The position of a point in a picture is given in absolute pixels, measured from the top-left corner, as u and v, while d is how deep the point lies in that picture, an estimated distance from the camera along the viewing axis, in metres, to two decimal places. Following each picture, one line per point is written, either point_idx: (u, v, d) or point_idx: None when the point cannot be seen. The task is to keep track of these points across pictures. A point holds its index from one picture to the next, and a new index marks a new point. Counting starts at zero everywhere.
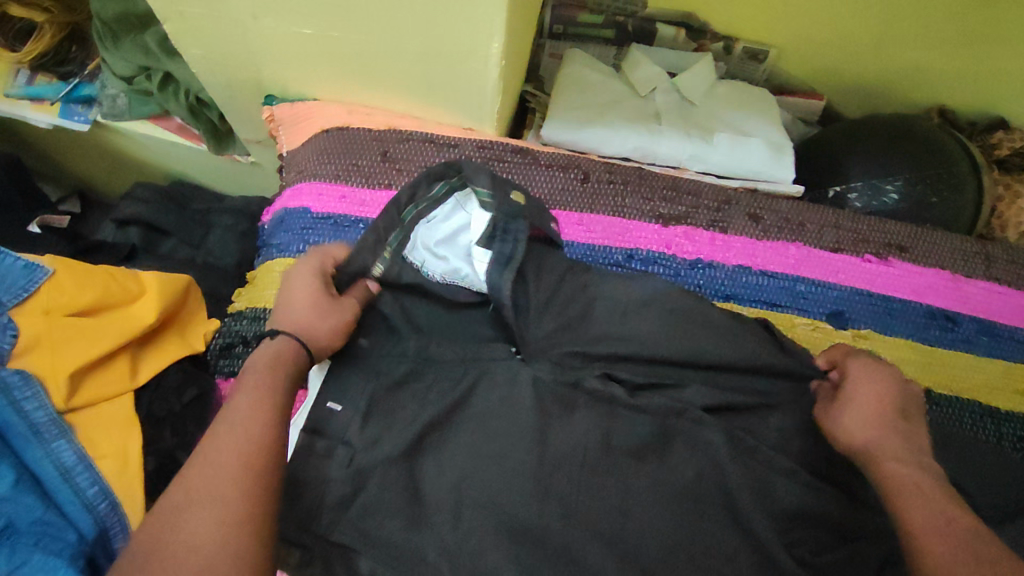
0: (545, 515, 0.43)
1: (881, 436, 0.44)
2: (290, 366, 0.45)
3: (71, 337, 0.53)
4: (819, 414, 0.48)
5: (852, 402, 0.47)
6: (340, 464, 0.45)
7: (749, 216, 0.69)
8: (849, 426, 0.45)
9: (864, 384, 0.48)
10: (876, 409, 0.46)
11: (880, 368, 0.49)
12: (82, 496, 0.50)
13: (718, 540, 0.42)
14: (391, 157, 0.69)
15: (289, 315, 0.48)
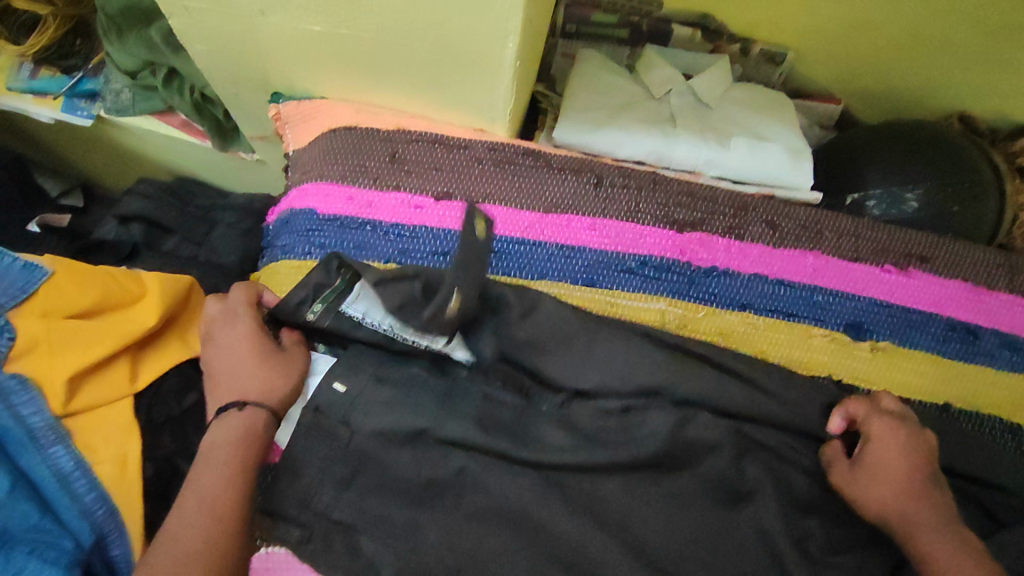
0: (546, 502, 0.52)
1: (906, 504, 0.52)
2: (258, 436, 0.52)
3: (69, 340, 0.52)
4: (838, 477, 0.56)
5: (876, 467, 0.54)
6: (342, 443, 0.53)
7: (767, 223, 0.67)
8: (875, 497, 0.53)
9: (888, 452, 0.55)
10: (897, 481, 0.53)
11: (898, 434, 0.55)
12: (80, 502, 0.49)
13: (702, 523, 0.52)
14: (400, 158, 0.67)
15: (247, 387, 0.54)
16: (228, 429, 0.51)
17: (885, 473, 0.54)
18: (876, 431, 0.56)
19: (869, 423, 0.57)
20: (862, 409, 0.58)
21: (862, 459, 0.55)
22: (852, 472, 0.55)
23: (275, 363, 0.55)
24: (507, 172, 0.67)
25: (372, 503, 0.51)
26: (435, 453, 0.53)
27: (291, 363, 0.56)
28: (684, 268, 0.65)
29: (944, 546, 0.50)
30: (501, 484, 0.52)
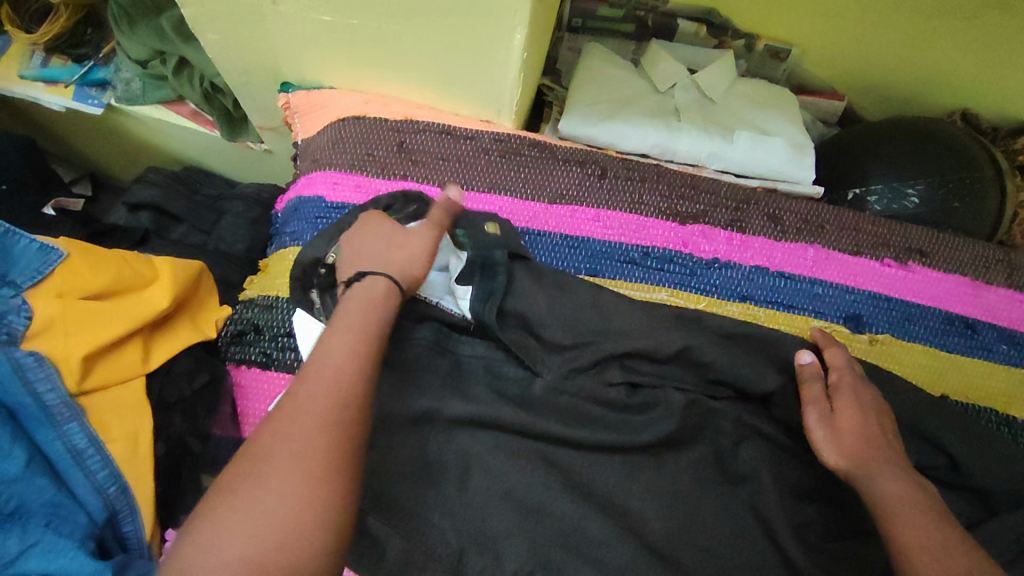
0: (546, 486, 0.53)
1: (869, 450, 0.52)
2: (384, 307, 0.49)
3: (84, 319, 0.52)
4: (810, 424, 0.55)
5: (842, 415, 0.54)
6: None
7: (768, 217, 0.68)
8: (847, 447, 0.52)
9: (854, 400, 0.55)
10: (864, 430, 0.53)
11: (862, 388, 0.56)
12: (93, 479, 0.50)
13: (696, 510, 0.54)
14: (407, 148, 0.68)
15: (375, 258, 0.52)
16: (355, 293, 0.49)
17: (851, 418, 0.54)
18: (843, 382, 0.57)
19: (839, 375, 0.57)
20: (837, 359, 0.58)
21: (832, 406, 0.55)
22: (825, 414, 0.54)
23: (409, 237, 0.54)
24: (513, 163, 0.68)
25: (378, 483, 0.52)
26: (440, 435, 0.54)
27: (424, 240, 0.54)
28: (685, 259, 0.66)
29: (905, 491, 0.48)
30: (503, 467, 0.53)
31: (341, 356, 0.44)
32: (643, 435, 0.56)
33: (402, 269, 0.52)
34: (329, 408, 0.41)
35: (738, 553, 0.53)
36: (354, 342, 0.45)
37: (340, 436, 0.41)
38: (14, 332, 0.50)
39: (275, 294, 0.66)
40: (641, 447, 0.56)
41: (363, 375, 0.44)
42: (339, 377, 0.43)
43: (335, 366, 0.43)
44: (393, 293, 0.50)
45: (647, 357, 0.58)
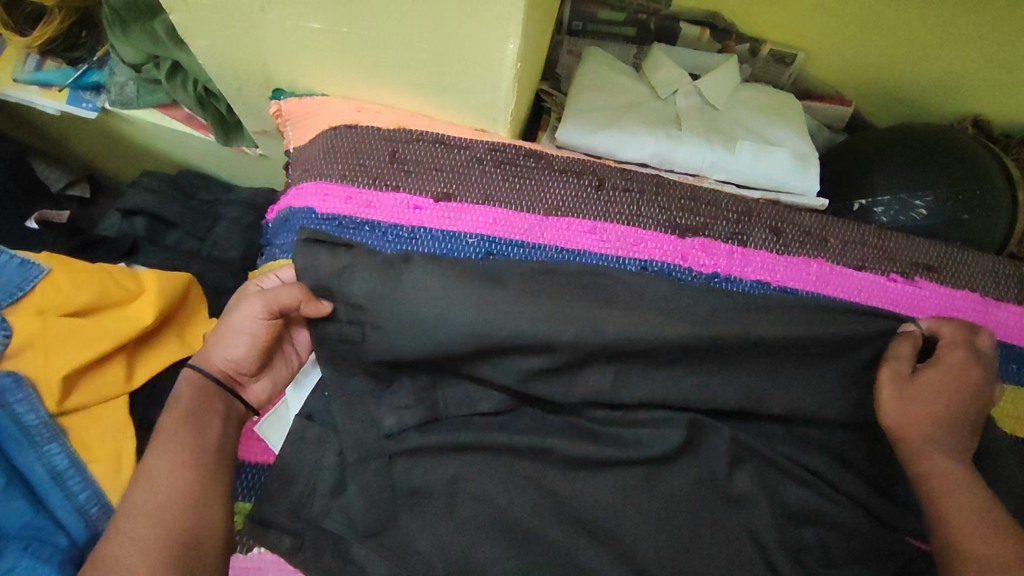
0: (534, 513, 0.53)
1: (937, 429, 0.51)
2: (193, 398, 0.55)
3: (65, 337, 0.52)
4: (889, 378, 0.55)
5: (924, 387, 0.53)
6: (332, 455, 0.55)
7: (771, 229, 0.66)
8: (914, 413, 0.53)
9: (942, 377, 0.53)
10: (939, 405, 0.52)
11: (971, 369, 0.54)
12: (74, 500, 0.49)
13: (688, 536, 0.53)
14: (400, 158, 0.66)
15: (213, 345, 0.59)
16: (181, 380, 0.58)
17: (935, 390, 0.53)
18: (951, 357, 0.54)
19: (950, 350, 0.55)
20: (954, 334, 0.56)
21: (920, 374, 0.54)
22: (906, 378, 0.54)
23: (225, 324, 0.57)
24: (507, 175, 0.66)
25: (364, 509, 0.52)
26: (426, 460, 0.55)
27: (238, 322, 0.56)
28: (685, 274, 0.64)
29: (955, 472, 0.50)
30: (490, 490, 0.54)
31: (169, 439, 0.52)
32: (630, 448, 0.56)
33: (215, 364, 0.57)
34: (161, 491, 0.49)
35: None
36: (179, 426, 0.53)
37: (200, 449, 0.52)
38: None
39: None
40: (629, 461, 0.56)
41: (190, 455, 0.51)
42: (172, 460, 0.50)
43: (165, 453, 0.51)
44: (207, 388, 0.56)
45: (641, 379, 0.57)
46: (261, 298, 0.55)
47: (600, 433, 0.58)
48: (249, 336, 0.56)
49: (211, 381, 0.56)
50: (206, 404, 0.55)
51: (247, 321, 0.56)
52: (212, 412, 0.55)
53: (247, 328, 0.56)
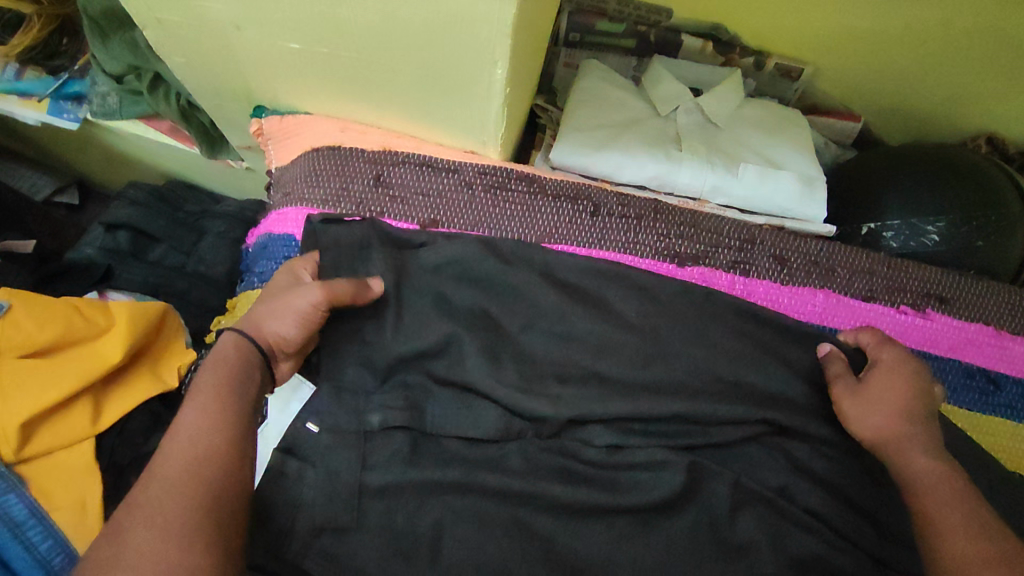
0: (524, 561, 0.50)
1: (897, 426, 0.52)
2: (235, 363, 0.49)
3: (22, 381, 0.49)
4: (837, 395, 0.56)
5: (871, 389, 0.54)
6: (313, 489, 0.51)
7: (775, 258, 0.63)
8: (876, 422, 0.53)
9: (888, 376, 0.55)
10: (895, 400, 0.53)
11: (906, 360, 0.55)
12: (35, 551, 0.46)
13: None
14: (385, 182, 0.63)
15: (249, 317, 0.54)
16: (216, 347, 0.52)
17: (883, 392, 0.54)
18: (884, 357, 0.56)
19: (880, 351, 0.57)
20: (876, 337, 0.58)
21: (864, 380, 0.56)
22: (853, 390, 0.55)
23: (284, 297, 0.53)
24: (499, 201, 0.63)
25: (339, 556, 0.49)
26: (410, 502, 0.51)
27: (296, 302, 0.52)
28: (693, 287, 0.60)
29: (933, 468, 0.49)
30: (477, 535, 0.51)
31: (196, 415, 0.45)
32: (625, 494, 0.53)
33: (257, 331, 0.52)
34: (185, 468, 0.42)
35: None
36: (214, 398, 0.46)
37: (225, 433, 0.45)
38: None
39: None
40: (624, 508, 0.53)
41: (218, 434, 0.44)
42: (197, 439, 0.44)
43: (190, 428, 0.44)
44: (248, 353, 0.50)
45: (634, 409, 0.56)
46: (325, 286, 0.53)
47: (593, 474, 0.55)
48: (306, 318, 0.53)
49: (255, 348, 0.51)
50: (251, 371, 0.49)
51: (307, 301, 0.52)
52: (249, 379, 0.49)
53: (303, 309, 0.52)
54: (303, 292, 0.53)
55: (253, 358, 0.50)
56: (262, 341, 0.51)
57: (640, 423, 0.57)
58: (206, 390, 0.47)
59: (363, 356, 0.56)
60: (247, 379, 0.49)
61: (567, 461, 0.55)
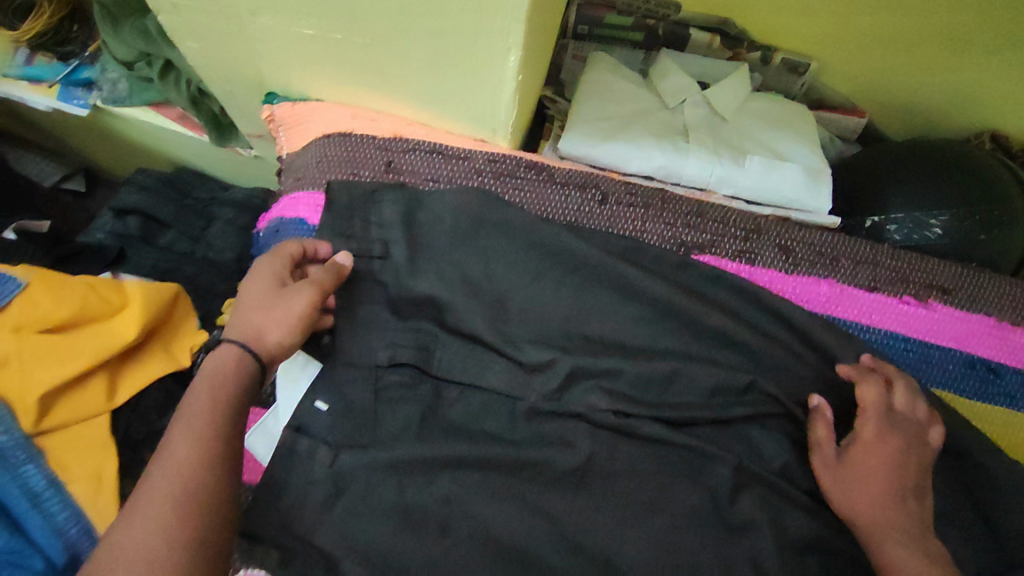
0: (531, 536, 0.51)
1: (876, 510, 0.51)
2: (236, 382, 0.49)
3: (42, 355, 0.49)
4: (818, 467, 0.55)
5: (851, 467, 0.54)
6: (322, 465, 0.52)
7: (780, 248, 0.64)
8: (856, 503, 0.52)
9: (872, 452, 0.54)
10: (874, 480, 0.53)
11: (890, 439, 0.54)
12: (52, 521, 0.47)
13: (690, 558, 0.52)
14: (395, 168, 0.63)
15: (238, 319, 0.52)
16: (211, 359, 0.51)
17: (864, 474, 0.53)
18: (865, 430, 0.55)
19: (862, 421, 0.56)
20: (866, 399, 0.56)
21: (845, 454, 0.55)
22: (834, 465, 0.55)
23: (274, 296, 0.52)
24: (509, 187, 0.63)
25: (350, 530, 0.50)
26: (420, 478, 0.52)
27: (290, 307, 0.51)
28: (696, 273, 0.61)
29: (913, 558, 0.48)
30: (486, 511, 0.52)
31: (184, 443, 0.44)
32: (629, 474, 0.55)
33: (256, 338, 0.51)
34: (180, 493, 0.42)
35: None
36: (203, 425, 0.46)
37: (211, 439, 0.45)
38: None
39: None
40: (627, 487, 0.54)
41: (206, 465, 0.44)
42: (191, 463, 0.43)
43: (179, 462, 0.43)
44: (244, 363, 0.50)
45: (637, 387, 0.58)
46: (314, 285, 0.53)
47: (601, 452, 0.55)
48: (303, 319, 0.52)
49: (255, 356, 0.50)
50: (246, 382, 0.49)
51: (304, 306, 0.52)
52: (243, 390, 0.49)
53: (300, 314, 0.52)
54: (297, 295, 0.52)
55: (252, 370, 0.50)
56: (262, 350, 0.51)
57: (649, 406, 0.57)
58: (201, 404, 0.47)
59: (382, 340, 0.58)
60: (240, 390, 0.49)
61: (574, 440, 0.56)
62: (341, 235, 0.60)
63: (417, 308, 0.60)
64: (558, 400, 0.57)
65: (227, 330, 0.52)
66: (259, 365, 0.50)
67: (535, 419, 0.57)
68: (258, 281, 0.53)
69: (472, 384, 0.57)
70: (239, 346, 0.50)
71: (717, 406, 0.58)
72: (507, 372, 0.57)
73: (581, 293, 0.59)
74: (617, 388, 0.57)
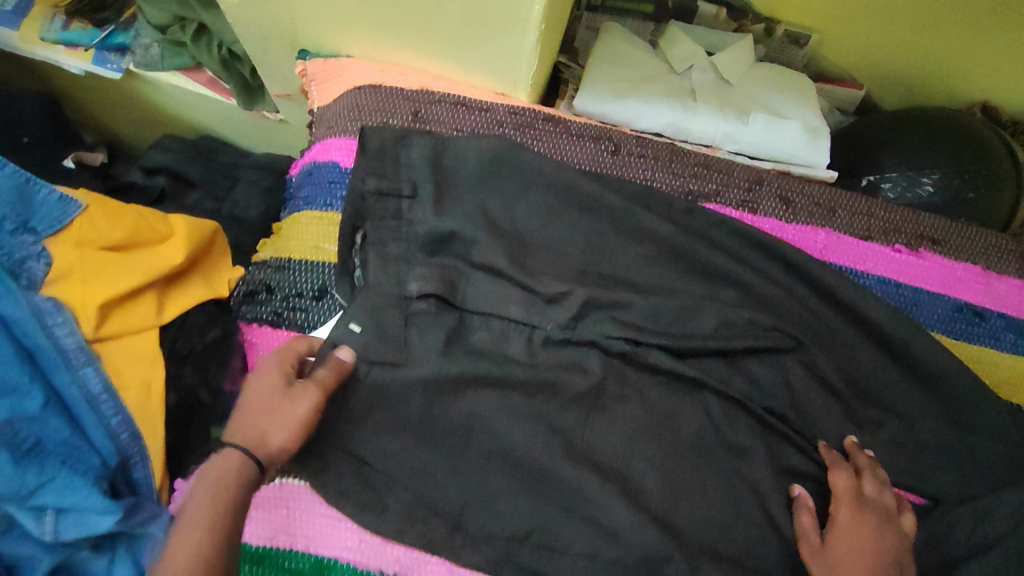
0: (545, 452, 0.57)
1: None
2: (238, 486, 0.48)
3: (101, 270, 0.53)
4: (806, 554, 0.56)
5: (836, 553, 0.55)
6: (356, 381, 0.57)
7: (781, 198, 0.68)
8: None
9: (852, 538, 0.55)
10: (859, 566, 0.53)
11: (865, 522, 0.56)
12: (106, 424, 0.51)
13: (680, 473, 0.59)
14: (422, 117, 0.68)
15: (240, 420, 0.50)
16: (207, 463, 0.49)
17: (845, 561, 0.54)
18: (840, 517, 0.56)
19: (837, 508, 0.57)
20: (839, 487, 0.58)
21: (827, 542, 0.56)
22: (818, 552, 0.55)
23: (278, 397, 0.51)
24: (528, 137, 0.68)
25: (384, 438, 0.57)
26: (446, 394, 0.58)
27: (295, 410, 0.51)
28: (704, 219, 0.65)
29: None
30: (506, 429, 0.58)
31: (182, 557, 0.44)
32: (633, 400, 0.60)
33: (258, 441, 0.50)
34: None
35: (716, 507, 0.58)
36: (201, 535, 0.45)
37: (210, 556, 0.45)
38: (34, 276, 0.51)
39: (288, 256, 0.65)
40: (631, 411, 0.60)
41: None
42: None
43: None
44: (245, 467, 0.49)
45: (646, 319, 0.62)
46: (318, 385, 0.53)
47: (610, 379, 0.61)
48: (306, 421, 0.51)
49: (255, 460, 0.49)
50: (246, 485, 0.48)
51: (307, 409, 0.51)
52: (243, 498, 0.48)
53: (304, 417, 0.51)
54: (302, 401, 0.51)
55: (252, 475, 0.49)
56: (262, 454, 0.49)
57: (659, 335, 0.61)
58: (200, 516, 0.46)
59: (412, 274, 0.61)
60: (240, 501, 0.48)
61: (586, 369, 0.61)
62: (374, 173, 0.63)
63: (443, 245, 0.63)
64: (573, 328, 0.62)
65: (227, 432, 0.50)
66: (260, 470, 0.49)
67: (549, 348, 0.61)
68: (260, 378, 0.52)
69: (493, 317, 0.61)
70: (243, 450, 0.49)
71: (721, 337, 0.62)
72: (527, 304, 0.61)
73: (594, 233, 0.64)
74: (628, 320, 0.62)
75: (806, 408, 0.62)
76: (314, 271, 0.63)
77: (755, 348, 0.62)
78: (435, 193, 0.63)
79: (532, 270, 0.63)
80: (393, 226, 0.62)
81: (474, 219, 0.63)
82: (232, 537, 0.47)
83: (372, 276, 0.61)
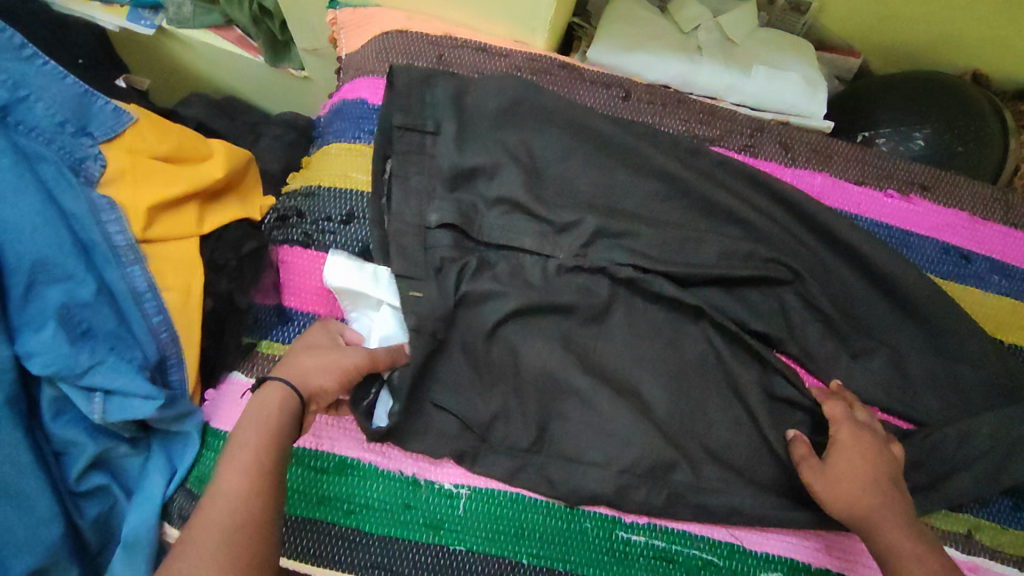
0: (555, 366, 0.61)
1: (869, 501, 0.54)
2: (280, 417, 0.51)
3: (149, 177, 0.58)
4: (808, 476, 0.57)
5: (836, 468, 0.57)
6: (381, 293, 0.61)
7: (780, 145, 0.73)
8: (838, 497, 0.55)
9: (853, 455, 0.57)
10: (860, 479, 0.55)
11: (864, 440, 0.58)
12: (149, 321, 0.55)
13: (681, 390, 0.63)
14: (446, 61, 0.72)
15: (287, 363, 0.55)
16: (255, 395, 0.53)
17: (848, 473, 0.56)
18: (841, 435, 0.58)
19: (837, 428, 0.59)
20: (835, 412, 0.60)
21: (828, 461, 0.58)
22: (821, 470, 0.57)
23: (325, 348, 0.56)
24: (545, 80, 0.72)
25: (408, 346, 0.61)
26: (465, 313, 0.62)
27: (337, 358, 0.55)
28: (707, 160, 0.69)
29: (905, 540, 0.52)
30: (520, 344, 0.62)
31: (237, 475, 0.47)
32: (636, 321, 0.65)
33: (302, 378, 0.53)
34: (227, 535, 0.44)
35: (714, 422, 0.62)
36: (250, 456, 0.48)
37: (259, 472, 0.48)
38: (91, 176, 0.55)
39: (318, 184, 0.69)
40: (635, 333, 0.64)
41: (258, 493, 0.47)
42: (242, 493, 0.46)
43: (235, 492, 0.46)
44: (287, 400, 0.52)
45: (651, 248, 0.66)
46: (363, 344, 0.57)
47: (616, 303, 0.65)
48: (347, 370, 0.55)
49: (297, 394, 0.52)
50: (288, 413, 0.51)
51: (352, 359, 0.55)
52: (285, 427, 0.51)
53: (342, 361, 0.55)
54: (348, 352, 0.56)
55: (293, 408, 0.52)
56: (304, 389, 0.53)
57: (662, 263, 0.66)
58: (247, 438, 0.49)
59: (431, 206, 0.65)
60: (284, 427, 0.51)
61: (594, 293, 0.65)
62: (400, 108, 0.67)
63: (461, 175, 0.67)
64: (584, 255, 0.66)
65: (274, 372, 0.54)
66: (299, 405, 0.52)
67: (560, 273, 0.65)
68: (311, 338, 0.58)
69: (507, 244, 0.66)
70: (283, 383, 0.52)
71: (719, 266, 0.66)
72: (539, 233, 0.66)
73: (604, 170, 0.68)
74: (634, 249, 0.66)
75: (799, 336, 0.67)
76: (342, 197, 0.68)
77: (751, 278, 0.66)
78: (456, 128, 0.67)
79: (546, 202, 0.67)
80: (417, 156, 0.67)
81: (492, 153, 0.67)
82: (277, 457, 0.49)
83: (395, 200, 0.65)
